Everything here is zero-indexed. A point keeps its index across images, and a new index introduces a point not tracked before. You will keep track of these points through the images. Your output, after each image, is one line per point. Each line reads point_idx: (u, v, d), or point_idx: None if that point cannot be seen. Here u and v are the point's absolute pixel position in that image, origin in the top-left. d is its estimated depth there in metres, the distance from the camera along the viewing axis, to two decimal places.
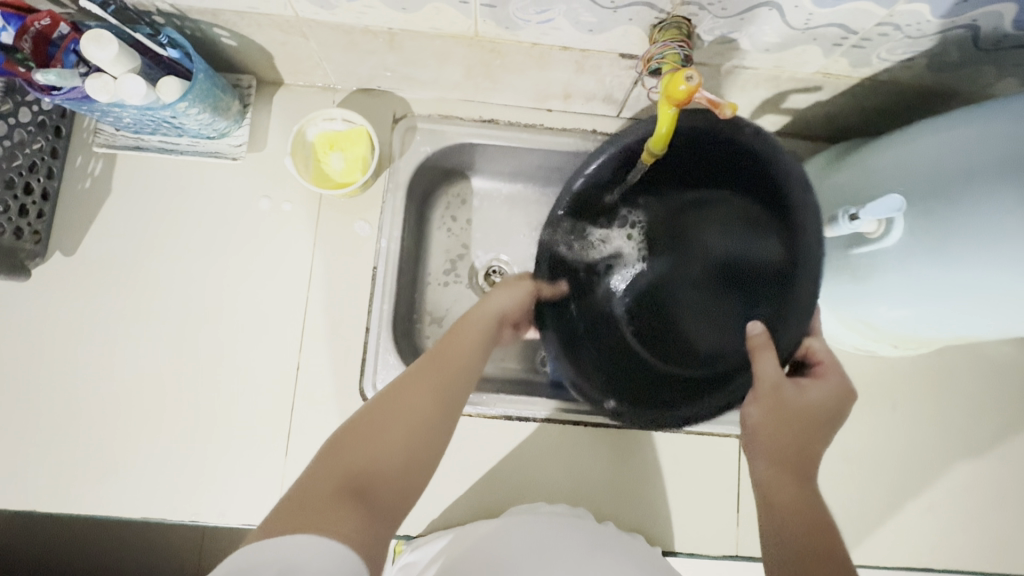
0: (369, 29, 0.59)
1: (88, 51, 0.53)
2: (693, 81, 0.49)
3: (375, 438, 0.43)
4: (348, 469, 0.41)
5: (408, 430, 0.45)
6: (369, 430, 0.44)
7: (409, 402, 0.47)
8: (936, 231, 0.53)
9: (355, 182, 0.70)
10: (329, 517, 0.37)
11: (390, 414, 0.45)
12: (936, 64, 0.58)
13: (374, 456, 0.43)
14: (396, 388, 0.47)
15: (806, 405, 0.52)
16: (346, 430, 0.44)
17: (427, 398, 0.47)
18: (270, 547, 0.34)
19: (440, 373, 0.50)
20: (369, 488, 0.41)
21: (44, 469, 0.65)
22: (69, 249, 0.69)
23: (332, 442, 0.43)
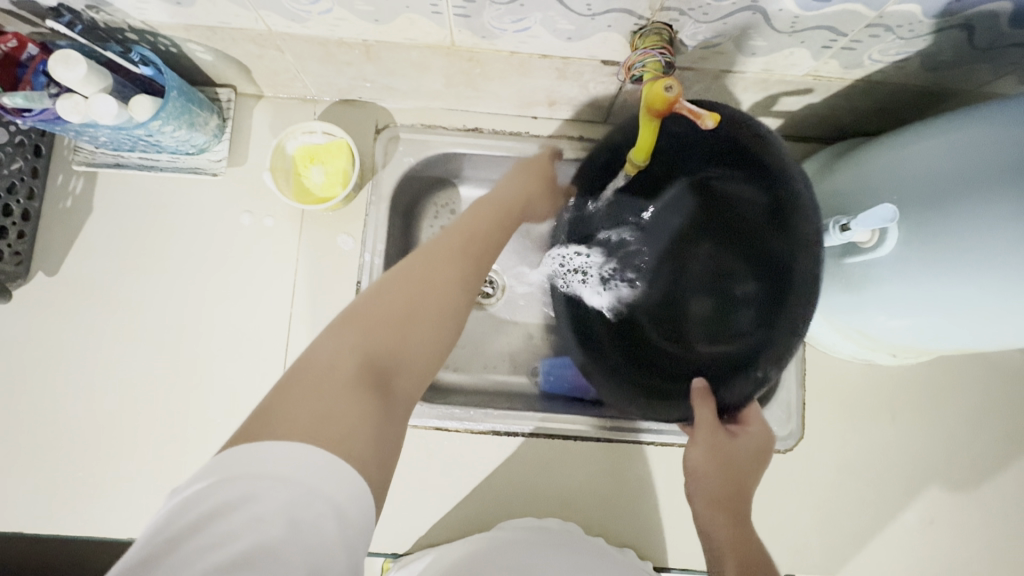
0: (344, 41, 0.58)
1: (56, 71, 0.52)
2: (673, 92, 0.47)
3: (401, 323, 0.45)
4: (372, 353, 0.43)
5: (434, 313, 0.47)
6: (390, 318, 0.45)
7: (429, 283, 0.48)
8: (933, 242, 0.51)
9: (336, 197, 0.69)
10: (351, 397, 0.39)
11: (415, 297, 0.47)
12: (931, 64, 0.55)
13: (402, 341, 0.45)
14: (422, 270, 0.49)
15: (736, 450, 0.56)
16: (370, 309, 0.45)
17: (453, 280, 0.50)
18: (255, 453, 0.34)
19: (458, 255, 0.52)
20: (391, 373, 0.43)
21: (31, 490, 0.65)
22: (51, 269, 0.69)
23: (355, 319, 0.44)
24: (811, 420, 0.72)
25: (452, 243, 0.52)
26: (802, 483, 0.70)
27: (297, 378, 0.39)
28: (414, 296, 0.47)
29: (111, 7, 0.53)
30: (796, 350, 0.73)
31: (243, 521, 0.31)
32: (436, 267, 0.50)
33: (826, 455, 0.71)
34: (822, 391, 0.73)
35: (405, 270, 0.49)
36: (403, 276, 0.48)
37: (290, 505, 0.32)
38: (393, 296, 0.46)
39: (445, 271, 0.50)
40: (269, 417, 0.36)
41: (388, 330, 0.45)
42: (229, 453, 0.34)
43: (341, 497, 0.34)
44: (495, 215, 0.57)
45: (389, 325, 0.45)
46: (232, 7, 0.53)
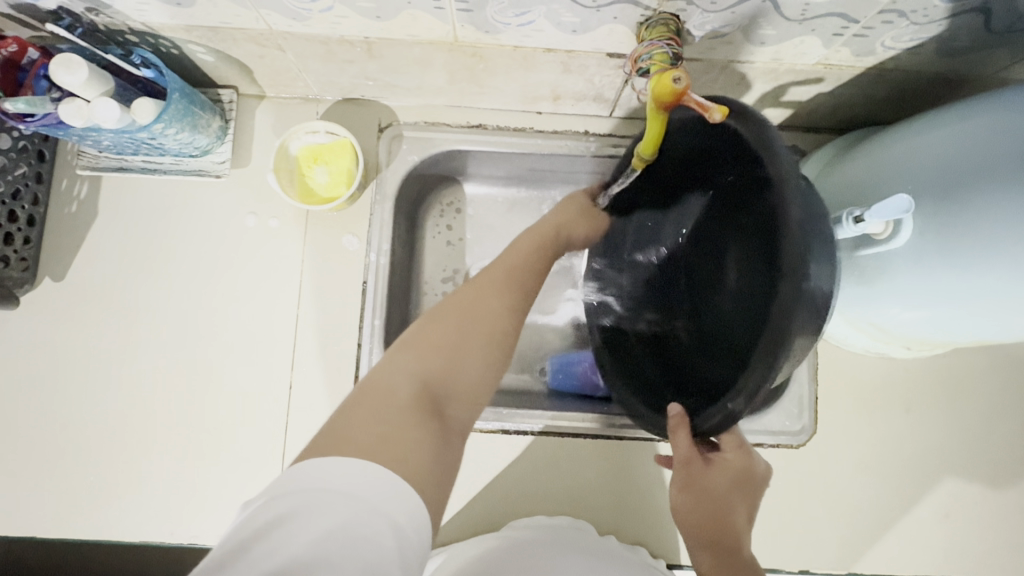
0: (346, 38, 0.57)
1: (58, 75, 0.52)
2: (680, 83, 0.46)
3: (457, 349, 0.46)
4: (430, 377, 0.43)
5: (488, 341, 0.48)
6: (445, 342, 0.46)
7: (481, 311, 0.48)
8: (951, 233, 0.49)
9: (340, 197, 0.68)
10: (413, 422, 0.39)
11: (470, 322, 0.47)
12: (945, 50, 0.54)
13: (455, 365, 0.45)
14: (476, 296, 0.50)
15: (719, 475, 0.52)
16: (429, 335, 0.46)
17: (504, 307, 0.50)
18: (315, 478, 0.33)
19: (507, 282, 0.52)
20: (444, 399, 0.43)
21: (43, 495, 0.66)
22: (58, 274, 0.69)
23: (414, 342, 0.45)
24: (823, 415, 0.71)
25: (503, 271, 0.53)
26: (815, 478, 0.70)
27: (364, 397, 0.40)
28: (464, 319, 0.47)
29: (111, 9, 0.53)
30: (808, 345, 0.71)
31: (296, 532, 0.30)
32: (486, 295, 0.50)
33: (840, 450, 0.70)
34: (834, 386, 0.72)
35: (455, 300, 0.49)
36: (456, 306, 0.49)
37: (348, 521, 0.31)
38: (445, 323, 0.47)
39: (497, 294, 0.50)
40: (340, 431, 0.37)
41: (442, 353, 0.45)
42: (292, 470, 0.34)
43: (403, 519, 0.33)
44: (537, 244, 0.57)
45: (444, 350, 0.45)
46: (232, 7, 0.53)
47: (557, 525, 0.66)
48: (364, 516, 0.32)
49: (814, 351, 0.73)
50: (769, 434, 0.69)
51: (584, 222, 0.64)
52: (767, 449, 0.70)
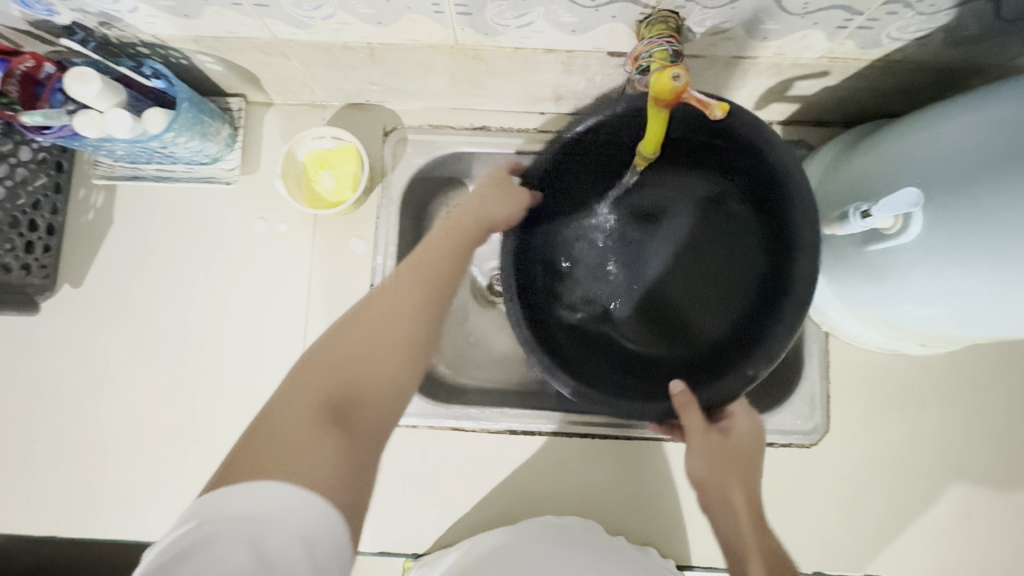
0: (349, 44, 0.58)
1: (73, 88, 0.53)
2: (680, 80, 0.46)
3: (359, 356, 0.44)
4: (333, 389, 0.41)
5: (392, 341, 0.45)
6: (342, 356, 0.43)
7: (396, 310, 0.47)
8: (961, 227, 0.48)
9: (346, 201, 0.69)
10: (308, 441, 0.37)
11: (375, 328, 0.45)
12: (955, 40, 0.53)
13: (361, 372, 0.43)
14: (382, 299, 0.47)
15: (733, 442, 0.52)
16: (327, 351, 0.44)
17: (412, 307, 0.47)
18: (216, 503, 0.33)
19: (415, 284, 0.49)
20: (352, 409, 0.41)
21: (65, 496, 0.67)
22: (76, 280, 0.71)
23: (311, 362, 0.43)
24: (836, 413, 0.70)
25: (410, 267, 0.50)
26: (828, 478, 0.68)
27: (263, 422, 0.39)
28: (372, 322, 0.45)
29: (122, 22, 0.54)
30: (819, 342, 0.70)
31: (204, 562, 0.30)
32: (395, 294, 0.48)
33: (853, 449, 0.69)
34: (846, 384, 0.71)
35: (359, 306, 0.47)
36: (365, 311, 0.46)
37: (257, 544, 0.31)
38: (358, 330, 0.45)
39: (405, 288, 0.48)
40: (243, 460, 0.36)
41: (357, 354, 0.44)
42: (196, 500, 0.33)
43: (313, 530, 0.33)
44: (450, 238, 0.53)
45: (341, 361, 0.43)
46: (238, 17, 0.54)
47: (565, 525, 0.65)
48: (275, 535, 0.32)
49: (826, 348, 0.71)
50: (780, 433, 0.69)
51: (506, 202, 0.58)
52: (777, 448, 0.69)
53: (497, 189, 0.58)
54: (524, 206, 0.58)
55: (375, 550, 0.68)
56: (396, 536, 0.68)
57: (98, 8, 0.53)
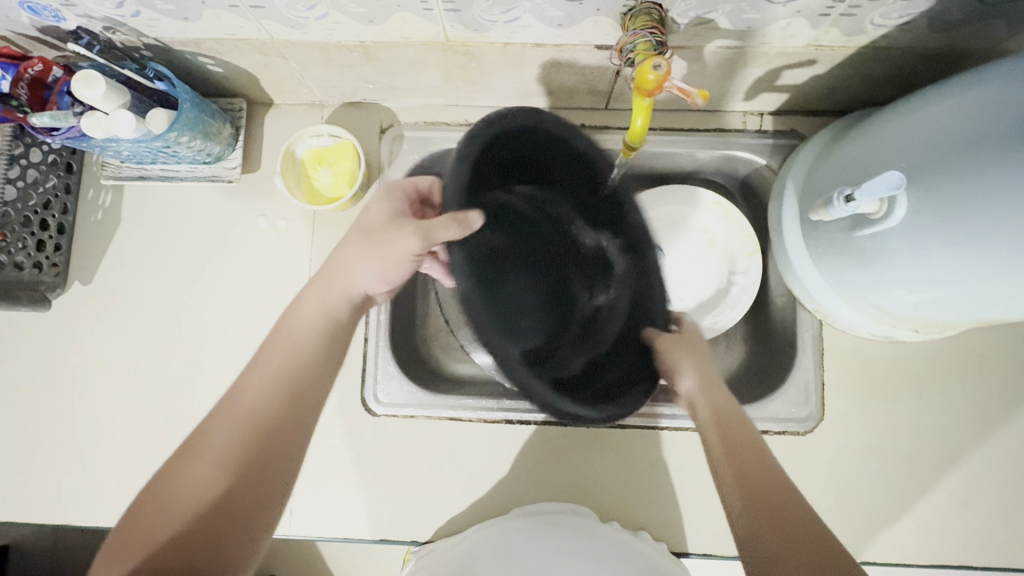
0: (343, 44, 0.60)
1: (79, 91, 0.56)
2: (662, 69, 0.48)
3: (193, 498, 0.45)
4: (187, 547, 0.43)
5: (230, 471, 0.46)
6: (173, 510, 0.45)
7: (217, 451, 0.47)
8: (942, 209, 0.49)
9: (343, 197, 0.71)
10: None
11: (191, 476, 0.46)
12: (939, 25, 0.53)
13: (214, 505, 0.45)
14: (201, 443, 0.48)
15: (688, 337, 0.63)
16: (155, 515, 0.45)
17: (235, 438, 0.47)
18: None
19: (238, 417, 0.48)
20: (217, 548, 0.44)
21: (77, 488, 0.70)
22: (87, 278, 0.73)
23: (143, 526, 0.45)
24: (831, 400, 0.70)
25: (257, 386, 0.50)
26: (824, 465, 0.69)
27: None
28: (203, 450, 0.47)
29: (125, 26, 0.57)
30: (813, 329, 0.71)
31: None
32: (220, 426, 0.48)
33: (848, 436, 0.69)
34: (841, 371, 0.71)
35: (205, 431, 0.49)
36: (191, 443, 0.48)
37: None
38: (208, 452, 0.47)
39: (249, 407, 0.49)
40: None
41: (217, 477, 0.46)
42: None
43: None
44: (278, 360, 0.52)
45: (192, 511, 0.44)
46: (235, 18, 0.56)
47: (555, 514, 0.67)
48: None
49: (820, 337, 0.72)
50: (775, 421, 0.69)
51: (376, 250, 0.57)
52: (773, 436, 0.70)
53: (376, 248, 0.57)
54: (408, 262, 0.56)
55: (376, 539, 0.69)
56: (396, 524, 0.69)
57: (103, 13, 0.55)
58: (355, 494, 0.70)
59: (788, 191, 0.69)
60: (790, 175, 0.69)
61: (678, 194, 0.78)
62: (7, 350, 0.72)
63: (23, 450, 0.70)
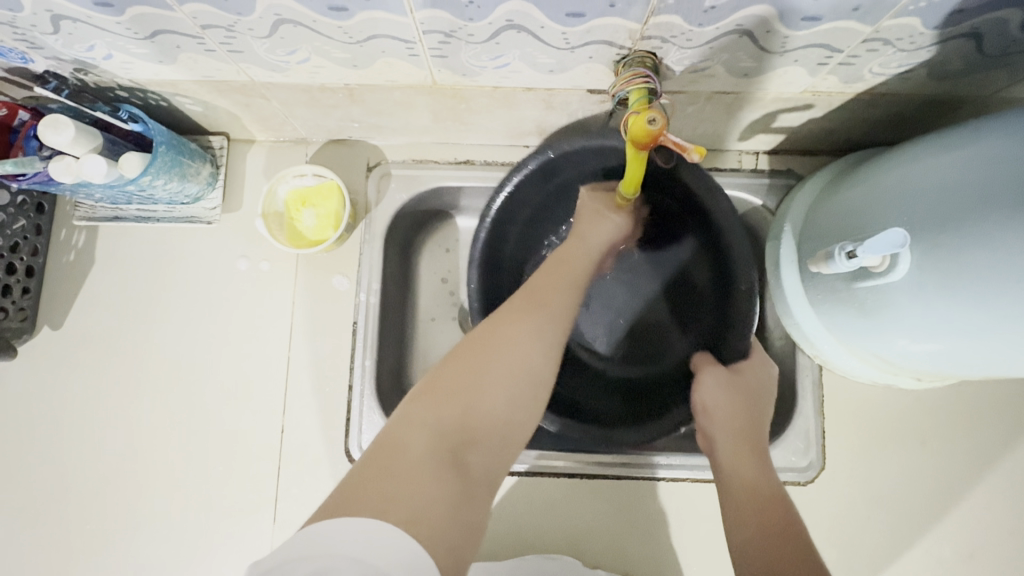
0: (326, 86, 0.58)
1: (46, 136, 0.53)
2: (656, 124, 0.46)
3: (471, 395, 0.43)
4: (459, 422, 0.42)
5: (505, 365, 0.45)
6: (453, 396, 0.42)
7: (504, 350, 0.45)
8: (950, 267, 0.47)
9: (328, 239, 0.68)
10: (429, 471, 0.38)
11: (480, 365, 0.44)
12: (938, 74, 0.52)
13: (479, 409, 0.42)
14: (505, 332, 0.47)
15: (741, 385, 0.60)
16: (440, 380, 0.43)
17: (529, 336, 0.47)
18: (332, 527, 0.34)
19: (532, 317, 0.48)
20: (470, 442, 0.41)
21: (43, 547, 0.66)
22: (56, 322, 0.70)
23: (433, 387, 0.43)
24: (832, 448, 0.69)
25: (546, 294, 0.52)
26: (825, 517, 0.67)
27: (420, 442, 0.39)
28: (491, 372, 0.44)
29: (98, 68, 0.54)
30: (812, 375, 0.69)
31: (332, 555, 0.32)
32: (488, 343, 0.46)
33: (848, 486, 0.68)
34: (840, 419, 0.69)
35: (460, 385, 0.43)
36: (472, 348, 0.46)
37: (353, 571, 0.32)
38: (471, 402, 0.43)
39: (533, 365, 0.46)
40: (402, 460, 0.38)
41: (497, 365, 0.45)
42: (308, 528, 0.34)
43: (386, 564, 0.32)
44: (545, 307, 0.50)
45: (454, 395, 0.42)
46: (212, 62, 0.54)
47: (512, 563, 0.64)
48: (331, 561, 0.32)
49: (820, 382, 0.70)
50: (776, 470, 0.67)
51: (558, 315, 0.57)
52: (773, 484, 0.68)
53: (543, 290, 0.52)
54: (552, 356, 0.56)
55: None
56: None
57: (72, 56, 0.53)
58: None
59: (787, 233, 0.66)
60: (789, 217, 0.67)
61: None
62: None
63: None
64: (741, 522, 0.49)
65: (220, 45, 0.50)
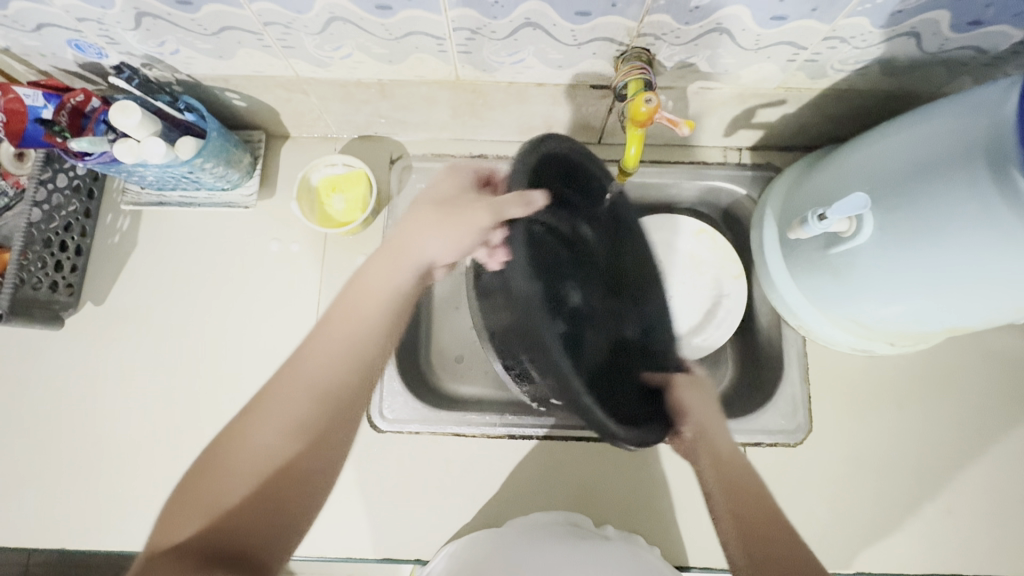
0: (362, 81, 0.66)
1: (116, 119, 0.60)
2: (653, 103, 0.57)
3: (232, 499, 0.44)
4: (216, 535, 0.42)
5: (276, 429, 0.47)
6: (206, 500, 0.44)
7: (279, 418, 0.47)
8: (905, 226, 0.54)
9: (355, 221, 0.74)
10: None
11: (240, 450, 0.46)
12: (889, 70, 0.61)
13: (237, 504, 0.44)
14: (262, 408, 0.48)
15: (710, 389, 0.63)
16: (184, 498, 0.45)
17: (292, 397, 0.48)
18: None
19: (299, 393, 0.48)
20: (240, 556, 0.42)
21: (82, 511, 0.70)
22: (99, 298, 0.76)
23: (182, 509, 0.44)
24: (818, 414, 0.74)
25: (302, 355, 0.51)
26: (815, 476, 0.72)
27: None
28: (256, 445, 0.46)
29: (163, 63, 0.62)
30: (797, 346, 0.75)
31: None
32: (256, 429, 0.47)
33: (833, 448, 0.73)
34: (825, 387, 0.75)
35: (294, 467, 0.46)
36: (231, 439, 0.47)
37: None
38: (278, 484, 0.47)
39: (280, 429, 0.47)
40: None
41: (275, 438, 0.46)
42: None
43: None
44: (344, 355, 0.50)
45: (207, 506, 0.43)
46: (265, 57, 0.62)
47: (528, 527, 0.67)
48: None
49: (804, 353, 0.76)
50: (767, 433, 0.72)
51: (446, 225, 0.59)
52: (765, 447, 0.73)
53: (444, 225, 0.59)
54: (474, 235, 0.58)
55: (380, 557, 0.70)
56: (399, 543, 0.70)
57: (144, 51, 0.60)
58: (361, 512, 0.71)
59: (769, 216, 0.74)
60: (769, 202, 0.75)
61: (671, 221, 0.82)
62: (18, 368, 0.74)
63: (30, 471, 0.71)
64: (765, 529, 0.50)
65: (276, 41, 0.59)
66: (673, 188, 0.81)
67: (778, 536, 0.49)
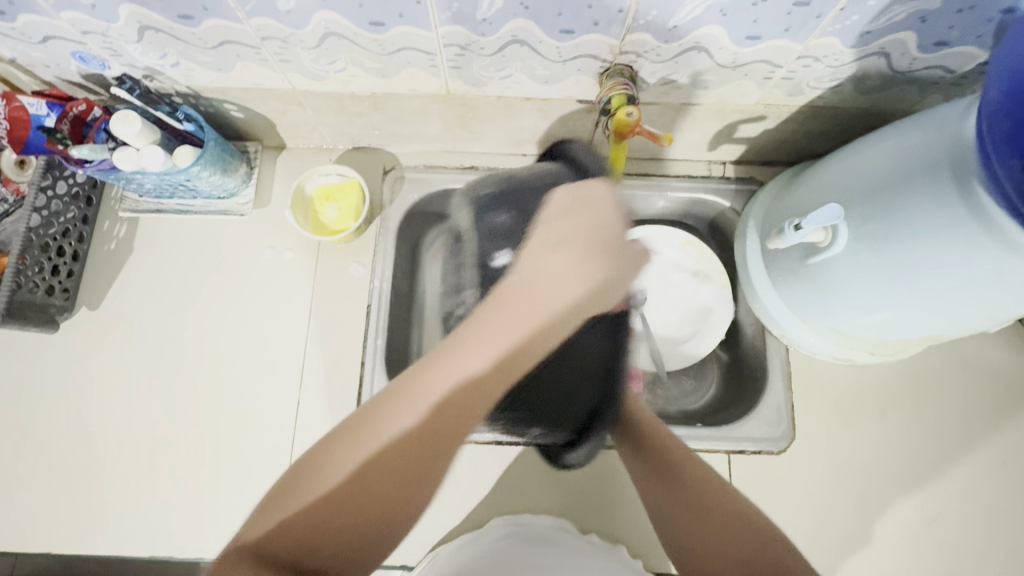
0: (356, 94, 0.68)
1: (117, 128, 0.62)
2: (633, 116, 0.58)
3: (319, 471, 0.39)
4: (322, 518, 0.38)
5: (429, 402, 0.40)
6: (370, 485, 0.39)
7: (432, 386, 0.40)
8: (877, 235, 0.56)
9: (348, 229, 0.76)
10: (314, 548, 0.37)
11: (371, 432, 0.40)
12: (862, 88, 0.64)
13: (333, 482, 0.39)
14: (431, 368, 0.41)
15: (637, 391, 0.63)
16: (331, 448, 0.41)
17: (458, 375, 0.41)
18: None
19: (468, 362, 0.41)
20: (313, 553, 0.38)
21: (70, 514, 0.70)
22: (94, 303, 0.77)
23: (322, 455, 0.41)
24: (802, 422, 0.75)
25: (464, 353, 0.41)
26: (799, 484, 0.73)
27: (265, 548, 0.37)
28: (415, 413, 0.40)
29: (164, 75, 0.65)
30: (781, 355, 0.76)
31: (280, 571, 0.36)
32: (392, 413, 0.40)
33: (817, 455, 0.74)
34: (808, 395, 0.76)
35: (424, 441, 0.40)
36: (369, 409, 0.42)
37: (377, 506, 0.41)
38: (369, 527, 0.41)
39: (441, 405, 0.40)
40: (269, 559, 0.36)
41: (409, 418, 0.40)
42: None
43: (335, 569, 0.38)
44: (500, 361, 0.41)
45: (355, 488, 0.39)
46: (263, 70, 0.64)
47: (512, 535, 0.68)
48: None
49: (787, 362, 0.77)
50: (751, 441, 0.73)
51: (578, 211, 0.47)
52: (750, 455, 0.74)
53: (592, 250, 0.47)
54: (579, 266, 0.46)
55: None
56: None
57: (145, 63, 0.63)
58: None
59: (751, 228, 0.76)
60: (752, 214, 0.77)
61: (657, 232, 0.84)
62: (13, 371, 0.75)
63: (21, 473, 0.71)
64: (693, 526, 0.57)
65: (273, 55, 0.61)
66: (656, 200, 0.83)
67: (706, 540, 0.56)
